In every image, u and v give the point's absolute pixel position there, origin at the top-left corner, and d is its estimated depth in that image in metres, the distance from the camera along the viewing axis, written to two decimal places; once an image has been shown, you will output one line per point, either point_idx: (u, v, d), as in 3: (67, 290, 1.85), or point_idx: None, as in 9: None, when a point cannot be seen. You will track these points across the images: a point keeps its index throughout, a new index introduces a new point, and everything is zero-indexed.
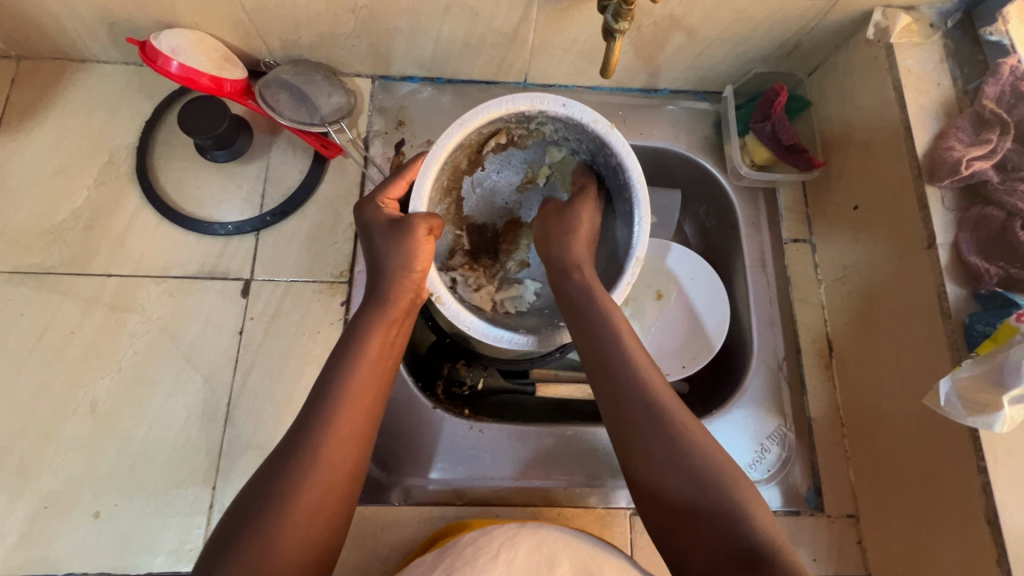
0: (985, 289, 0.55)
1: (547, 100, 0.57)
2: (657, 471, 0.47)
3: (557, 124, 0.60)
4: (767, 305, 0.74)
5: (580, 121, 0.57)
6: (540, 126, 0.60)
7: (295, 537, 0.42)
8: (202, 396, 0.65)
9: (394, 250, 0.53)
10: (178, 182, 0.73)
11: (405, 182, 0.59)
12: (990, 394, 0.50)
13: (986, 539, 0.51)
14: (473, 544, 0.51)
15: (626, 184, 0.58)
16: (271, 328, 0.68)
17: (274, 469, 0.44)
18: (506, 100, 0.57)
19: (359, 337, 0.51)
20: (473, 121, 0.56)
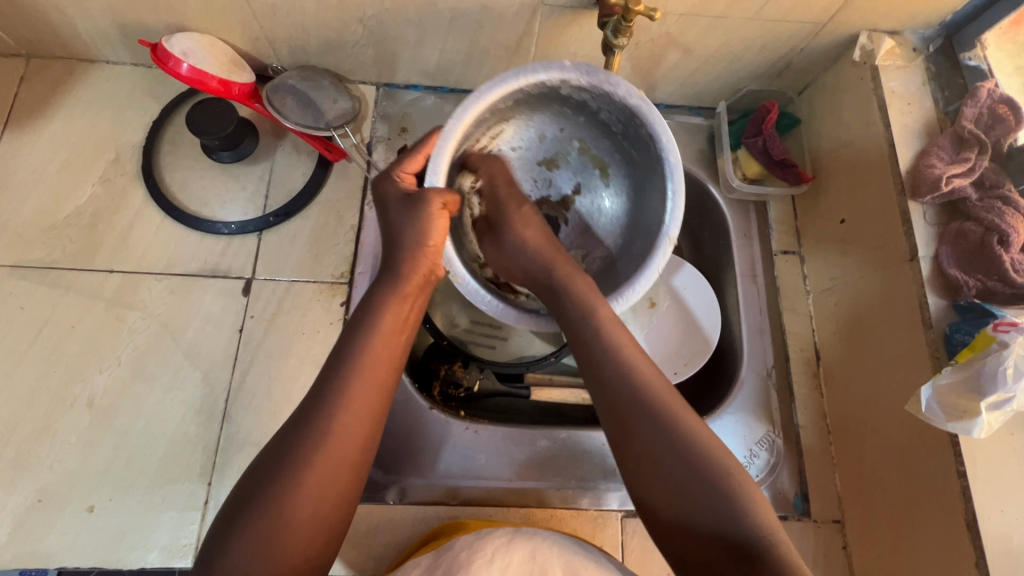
0: (964, 300, 0.57)
1: (572, 70, 0.56)
2: (659, 480, 0.45)
3: (581, 93, 0.60)
4: (757, 314, 0.76)
5: (607, 90, 0.57)
6: (567, 95, 0.60)
7: (304, 515, 0.44)
8: (200, 393, 0.66)
9: (409, 224, 0.54)
10: (183, 182, 0.74)
11: (422, 156, 0.59)
12: (969, 400, 0.52)
13: (966, 542, 0.52)
14: (468, 549, 0.51)
15: (658, 156, 0.58)
16: (271, 326, 0.69)
17: (281, 449, 0.45)
18: (527, 72, 0.56)
19: (373, 311, 0.52)
20: (492, 92, 0.56)
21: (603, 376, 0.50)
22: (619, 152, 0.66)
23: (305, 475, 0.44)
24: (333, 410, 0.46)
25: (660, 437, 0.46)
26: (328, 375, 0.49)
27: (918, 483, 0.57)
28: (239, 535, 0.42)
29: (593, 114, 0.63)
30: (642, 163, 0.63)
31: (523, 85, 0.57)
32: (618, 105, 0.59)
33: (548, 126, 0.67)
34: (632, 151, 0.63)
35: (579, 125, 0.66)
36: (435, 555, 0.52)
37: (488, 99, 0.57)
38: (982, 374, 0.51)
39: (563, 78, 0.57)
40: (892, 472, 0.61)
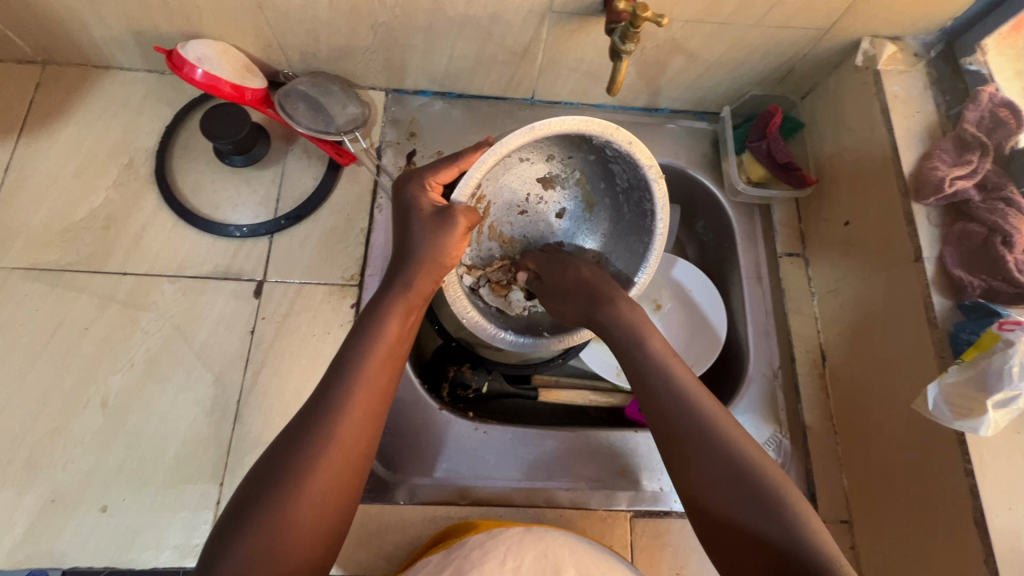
0: (969, 300, 0.58)
1: (618, 136, 0.59)
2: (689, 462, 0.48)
3: (611, 150, 0.62)
4: (762, 315, 0.77)
5: (635, 161, 0.61)
6: (597, 144, 0.62)
7: (303, 529, 0.44)
8: (213, 393, 0.66)
9: (424, 236, 0.55)
10: (195, 185, 0.75)
11: (457, 170, 0.59)
12: (975, 399, 0.52)
13: (974, 540, 0.53)
14: (479, 547, 0.52)
15: (648, 228, 0.66)
16: (282, 327, 0.70)
17: (280, 460, 0.45)
18: (582, 119, 0.57)
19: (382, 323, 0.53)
20: (545, 128, 0.56)
21: (647, 379, 0.53)
22: (608, 200, 0.70)
23: (302, 487, 0.44)
24: (341, 411, 0.47)
25: (698, 438, 0.49)
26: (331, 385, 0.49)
27: (924, 485, 0.58)
28: (245, 535, 0.42)
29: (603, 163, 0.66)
30: (629, 222, 0.69)
31: (572, 129, 0.57)
32: (635, 174, 0.63)
33: (557, 152, 0.66)
34: (625, 207, 0.69)
35: (587, 162, 0.67)
36: (446, 554, 0.53)
37: (536, 131, 0.57)
38: (988, 372, 0.52)
39: (608, 137, 0.59)
40: (898, 472, 0.61)
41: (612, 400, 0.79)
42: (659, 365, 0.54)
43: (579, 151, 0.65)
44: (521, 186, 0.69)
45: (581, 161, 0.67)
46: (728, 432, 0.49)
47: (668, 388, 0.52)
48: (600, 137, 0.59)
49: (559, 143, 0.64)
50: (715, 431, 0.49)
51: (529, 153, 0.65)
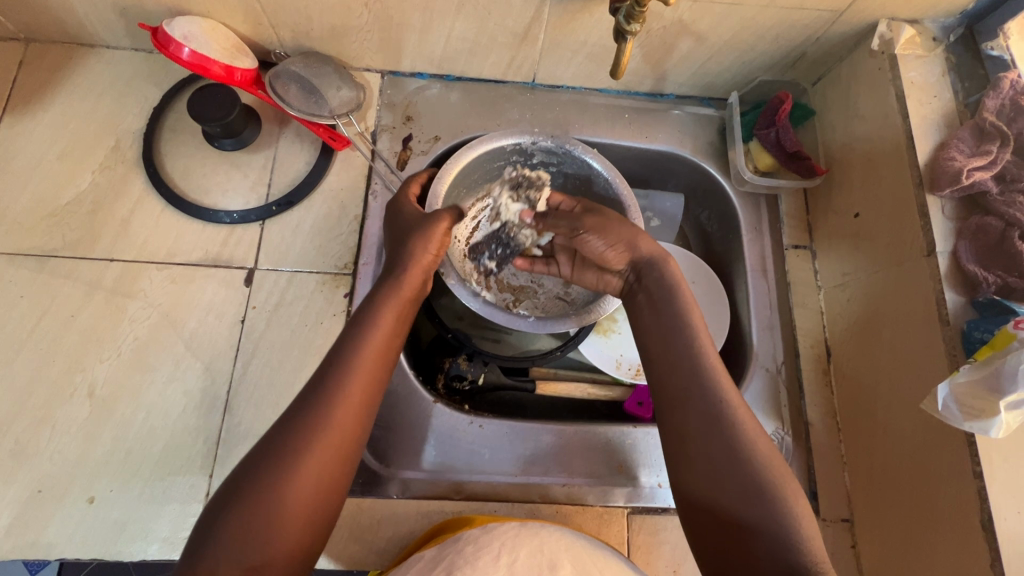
0: (983, 296, 0.55)
1: (540, 136, 0.75)
2: (705, 467, 0.50)
3: (547, 156, 0.77)
4: (767, 308, 0.75)
5: (565, 150, 0.75)
6: (537, 160, 0.78)
7: (288, 520, 0.43)
8: (202, 383, 0.65)
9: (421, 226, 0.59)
10: (185, 169, 0.73)
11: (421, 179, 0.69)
12: (987, 399, 0.50)
13: (980, 543, 0.51)
14: (474, 543, 0.50)
15: (617, 199, 0.74)
16: (274, 317, 0.68)
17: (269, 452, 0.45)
18: (506, 134, 0.75)
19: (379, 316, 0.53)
20: (482, 146, 0.74)
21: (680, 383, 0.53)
22: None
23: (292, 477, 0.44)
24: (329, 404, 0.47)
25: (722, 449, 0.50)
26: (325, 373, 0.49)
27: (931, 486, 0.56)
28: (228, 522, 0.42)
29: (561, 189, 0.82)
30: None
31: (504, 144, 0.75)
32: (578, 163, 0.76)
33: None
34: None
35: None
36: (440, 549, 0.51)
37: (476, 150, 0.74)
38: (1002, 373, 0.50)
39: (533, 141, 0.75)
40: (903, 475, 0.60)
41: (611, 394, 0.78)
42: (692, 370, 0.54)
43: None
44: None
45: None
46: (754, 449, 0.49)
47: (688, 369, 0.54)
48: (528, 144, 0.76)
49: None
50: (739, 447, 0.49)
51: None
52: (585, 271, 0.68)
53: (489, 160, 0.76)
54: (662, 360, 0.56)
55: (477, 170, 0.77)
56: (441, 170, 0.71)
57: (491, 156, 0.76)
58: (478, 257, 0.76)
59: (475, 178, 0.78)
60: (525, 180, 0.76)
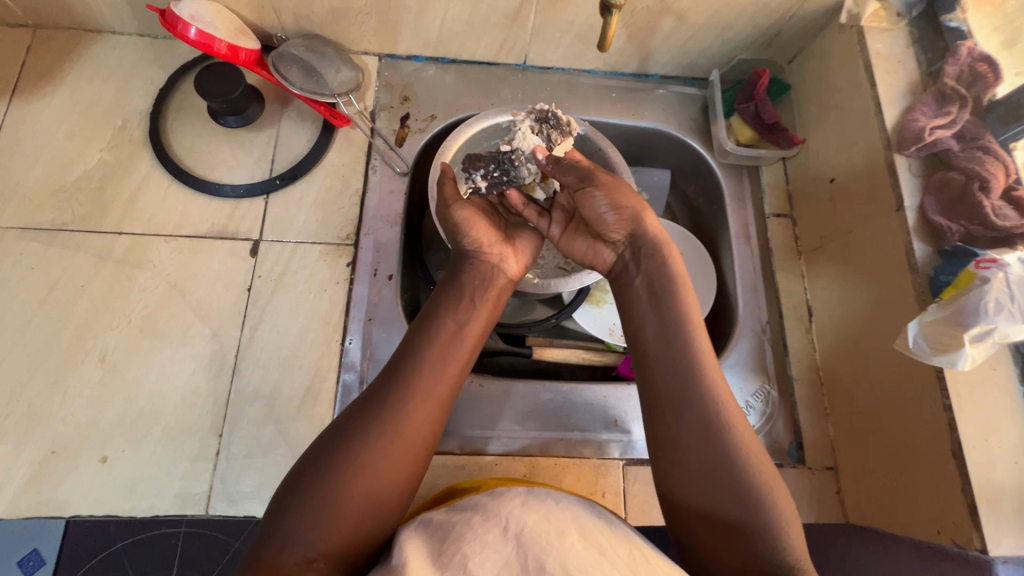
0: (949, 245, 0.59)
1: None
2: (702, 484, 0.53)
3: None
4: (751, 272, 0.79)
5: None
6: None
7: (342, 528, 0.50)
8: (211, 348, 0.67)
9: (470, 217, 0.66)
10: (190, 147, 0.75)
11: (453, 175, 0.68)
12: (953, 334, 0.54)
13: (953, 472, 0.55)
14: (480, 514, 0.51)
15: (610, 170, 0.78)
16: (279, 285, 0.71)
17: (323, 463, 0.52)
18: (500, 112, 0.79)
19: (428, 351, 0.58)
20: (478, 123, 0.78)
21: (687, 407, 0.56)
22: None
23: (344, 492, 0.50)
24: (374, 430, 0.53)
25: (721, 473, 0.53)
26: (376, 400, 0.55)
27: (914, 435, 0.59)
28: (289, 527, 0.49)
29: None
30: None
31: (498, 121, 0.79)
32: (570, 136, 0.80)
33: None
34: None
35: None
36: (449, 515, 0.53)
37: (473, 128, 0.78)
38: (965, 309, 0.54)
39: None
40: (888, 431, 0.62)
41: (605, 360, 0.81)
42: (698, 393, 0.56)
43: None
44: None
45: None
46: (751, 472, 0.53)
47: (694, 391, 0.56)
48: None
49: None
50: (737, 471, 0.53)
51: None
52: (575, 238, 0.69)
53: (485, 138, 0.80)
54: (667, 381, 0.57)
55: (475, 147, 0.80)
56: (441, 149, 0.76)
57: (487, 135, 0.80)
58: (473, 171, 0.70)
59: None
60: (553, 121, 0.70)
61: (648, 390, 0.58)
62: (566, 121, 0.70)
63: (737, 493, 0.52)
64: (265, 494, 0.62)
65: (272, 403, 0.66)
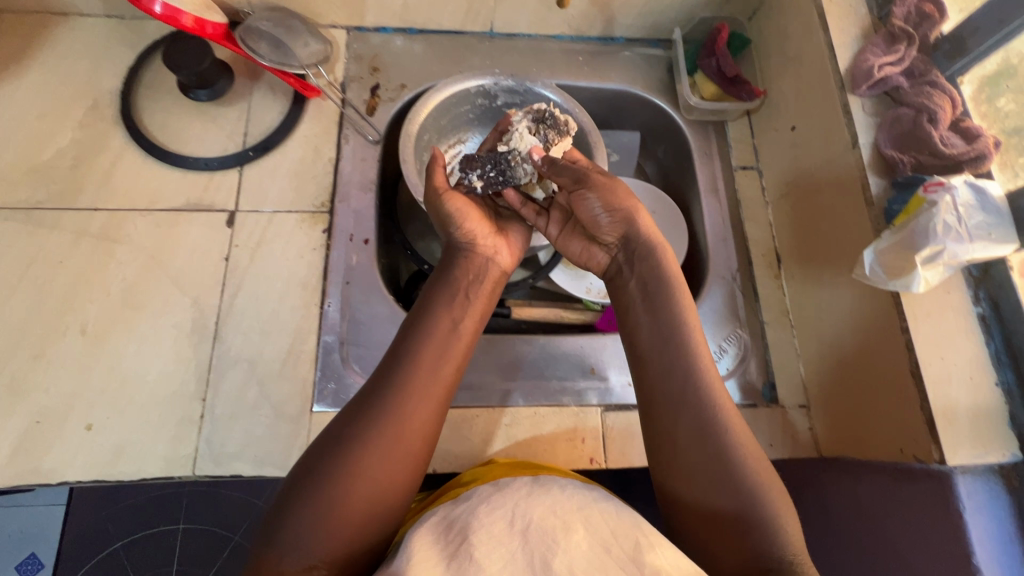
0: (901, 176, 0.61)
1: (501, 76, 0.81)
2: (698, 484, 0.53)
3: (509, 96, 0.83)
4: (720, 223, 0.81)
5: (525, 86, 0.81)
6: (501, 100, 0.84)
7: (337, 531, 0.49)
8: (192, 316, 0.68)
9: (463, 209, 0.66)
10: (163, 124, 0.76)
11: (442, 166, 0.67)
12: (906, 258, 0.56)
13: (912, 389, 0.57)
14: (486, 502, 0.49)
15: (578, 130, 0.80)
16: (257, 253, 0.72)
17: (318, 467, 0.51)
18: (468, 77, 0.80)
19: (420, 351, 0.57)
20: (447, 88, 0.79)
21: (684, 405, 0.55)
22: None
23: (337, 501, 0.49)
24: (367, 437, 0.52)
25: (717, 473, 0.52)
26: (369, 401, 0.54)
27: (880, 365, 0.61)
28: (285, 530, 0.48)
29: None
30: None
31: (467, 85, 0.80)
32: (539, 98, 0.82)
33: None
34: None
35: None
36: (454, 506, 0.50)
37: (441, 92, 0.79)
38: (916, 232, 0.56)
39: (494, 81, 0.81)
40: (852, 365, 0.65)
41: (583, 318, 0.83)
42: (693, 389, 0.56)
43: None
44: None
45: None
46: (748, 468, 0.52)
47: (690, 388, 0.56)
48: (490, 85, 0.82)
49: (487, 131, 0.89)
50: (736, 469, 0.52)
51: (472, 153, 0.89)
52: (572, 239, 0.69)
53: (455, 103, 0.82)
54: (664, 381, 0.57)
55: (445, 112, 0.82)
56: (410, 112, 0.77)
57: (457, 100, 0.82)
58: (467, 171, 0.68)
59: (445, 121, 0.83)
60: (551, 121, 0.70)
61: (644, 388, 0.59)
62: (562, 120, 0.71)
63: (735, 492, 0.51)
64: (250, 454, 0.63)
65: (254, 367, 0.67)
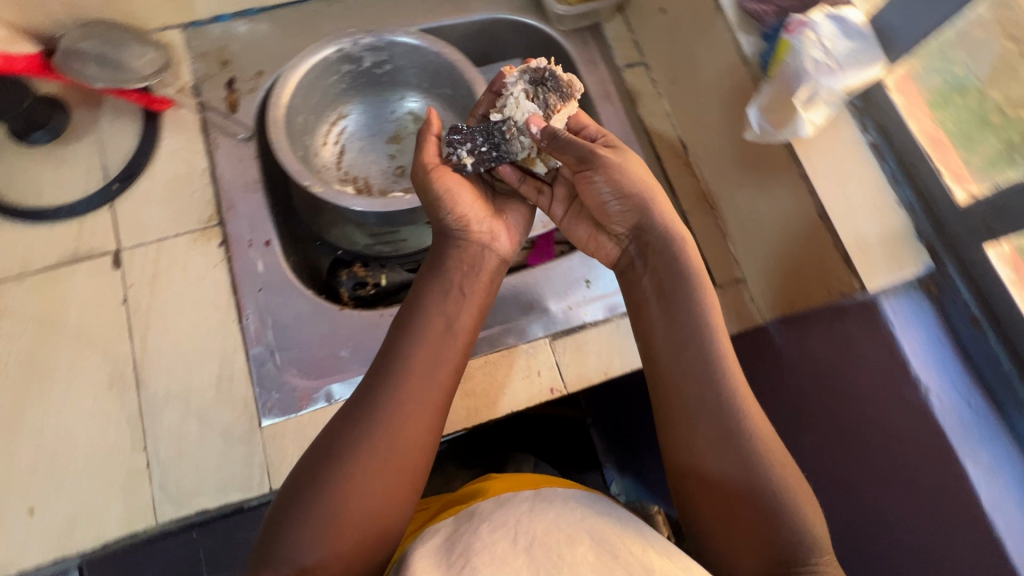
0: (768, 25, 0.64)
1: (359, 35, 0.76)
2: (718, 479, 0.50)
3: (375, 53, 0.79)
4: (621, 126, 0.79)
5: (388, 39, 0.77)
6: (367, 59, 0.79)
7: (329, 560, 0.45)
8: (106, 369, 0.64)
9: (454, 189, 0.60)
10: (7, 180, 0.69)
11: (432, 138, 0.63)
12: (786, 104, 0.59)
13: (824, 231, 0.61)
14: (488, 523, 0.44)
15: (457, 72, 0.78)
16: (156, 286, 0.67)
17: (314, 483, 0.47)
18: (325, 44, 0.75)
19: (422, 361, 0.53)
20: (306, 62, 0.74)
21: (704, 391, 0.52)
22: (437, 102, 0.85)
23: (325, 531, 0.45)
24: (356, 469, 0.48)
25: (738, 471, 0.49)
26: (372, 412, 0.50)
27: (803, 214, 0.63)
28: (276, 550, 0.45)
29: (403, 83, 0.84)
30: (451, 88, 0.81)
31: (327, 53, 0.75)
32: (406, 49, 0.78)
33: (376, 109, 0.86)
34: (442, 89, 0.83)
35: (401, 99, 0.86)
36: (454, 525, 0.47)
37: (301, 68, 0.74)
38: (790, 76, 0.58)
39: (355, 41, 0.76)
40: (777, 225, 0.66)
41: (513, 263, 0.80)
42: (716, 376, 0.52)
43: (380, 89, 0.85)
44: (377, 150, 0.85)
45: (392, 96, 0.86)
46: (773, 458, 0.49)
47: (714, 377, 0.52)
48: (352, 47, 0.77)
49: (363, 96, 0.85)
50: (760, 465, 0.49)
51: (353, 122, 0.85)
52: (578, 223, 0.65)
53: (320, 76, 0.77)
54: (682, 372, 0.53)
55: (312, 87, 0.77)
56: (273, 97, 0.72)
57: (320, 72, 0.77)
58: (456, 145, 0.62)
59: (314, 97, 0.79)
60: (552, 81, 0.64)
61: (651, 355, 0.56)
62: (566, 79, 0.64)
63: (758, 488, 0.48)
64: (210, 485, 0.61)
65: (189, 400, 0.64)
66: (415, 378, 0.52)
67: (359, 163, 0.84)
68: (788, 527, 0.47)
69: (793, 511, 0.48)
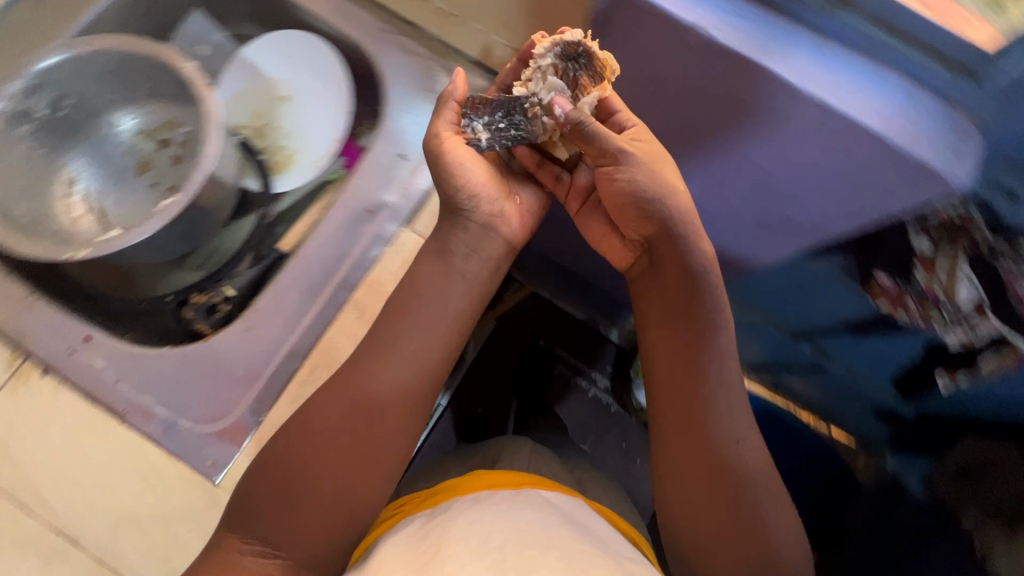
0: None
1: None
2: (682, 430, 0.49)
3: (35, 97, 0.67)
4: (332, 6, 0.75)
5: (33, 74, 0.65)
6: (34, 109, 0.68)
7: (310, 529, 0.46)
8: (35, 553, 0.59)
9: (467, 160, 0.54)
10: None
11: (451, 107, 0.55)
12: None
13: None
14: (467, 515, 0.46)
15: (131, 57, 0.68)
16: (16, 454, 0.61)
17: (288, 459, 0.47)
18: None
19: (410, 340, 0.51)
20: None
21: (705, 336, 0.48)
22: (146, 102, 0.75)
23: (304, 495, 0.46)
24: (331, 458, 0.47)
25: (727, 438, 0.48)
26: (366, 390, 0.50)
27: None
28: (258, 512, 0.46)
29: (95, 108, 0.74)
30: (144, 79, 0.72)
31: None
32: (61, 71, 0.67)
33: (96, 152, 0.76)
34: (137, 85, 0.73)
35: (111, 124, 0.76)
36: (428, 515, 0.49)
37: None
38: None
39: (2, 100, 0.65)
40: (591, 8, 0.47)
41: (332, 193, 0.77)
42: (708, 294, 0.48)
43: (79, 128, 0.74)
44: (131, 188, 0.77)
45: (99, 128, 0.76)
46: (740, 437, 0.48)
47: (717, 317, 0.48)
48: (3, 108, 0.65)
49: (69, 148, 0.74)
50: (726, 424, 0.48)
51: (84, 179, 0.76)
52: (590, 220, 0.58)
53: None
54: (664, 301, 0.51)
55: None
56: None
57: None
58: (474, 116, 0.54)
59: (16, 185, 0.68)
60: (583, 63, 0.48)
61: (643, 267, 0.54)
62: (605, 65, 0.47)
63: (738, 471, 0.47)
64: None
65: (133, 516, 0.60)
66: (397, 347, 0.51)
67: (124, 211, 0.76)
68: (757, 515, 0.47)
69: (756, 479, 0.48)
